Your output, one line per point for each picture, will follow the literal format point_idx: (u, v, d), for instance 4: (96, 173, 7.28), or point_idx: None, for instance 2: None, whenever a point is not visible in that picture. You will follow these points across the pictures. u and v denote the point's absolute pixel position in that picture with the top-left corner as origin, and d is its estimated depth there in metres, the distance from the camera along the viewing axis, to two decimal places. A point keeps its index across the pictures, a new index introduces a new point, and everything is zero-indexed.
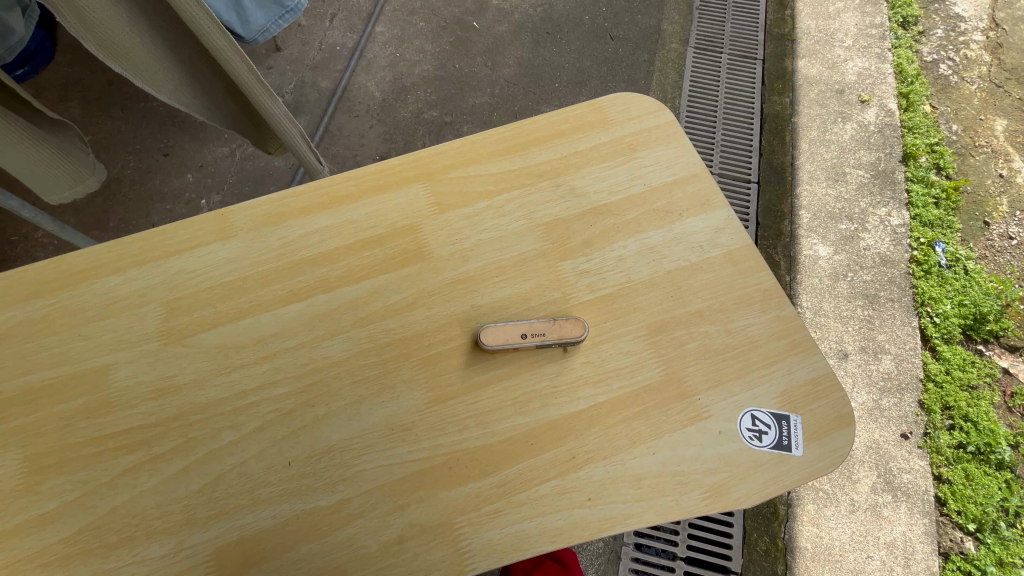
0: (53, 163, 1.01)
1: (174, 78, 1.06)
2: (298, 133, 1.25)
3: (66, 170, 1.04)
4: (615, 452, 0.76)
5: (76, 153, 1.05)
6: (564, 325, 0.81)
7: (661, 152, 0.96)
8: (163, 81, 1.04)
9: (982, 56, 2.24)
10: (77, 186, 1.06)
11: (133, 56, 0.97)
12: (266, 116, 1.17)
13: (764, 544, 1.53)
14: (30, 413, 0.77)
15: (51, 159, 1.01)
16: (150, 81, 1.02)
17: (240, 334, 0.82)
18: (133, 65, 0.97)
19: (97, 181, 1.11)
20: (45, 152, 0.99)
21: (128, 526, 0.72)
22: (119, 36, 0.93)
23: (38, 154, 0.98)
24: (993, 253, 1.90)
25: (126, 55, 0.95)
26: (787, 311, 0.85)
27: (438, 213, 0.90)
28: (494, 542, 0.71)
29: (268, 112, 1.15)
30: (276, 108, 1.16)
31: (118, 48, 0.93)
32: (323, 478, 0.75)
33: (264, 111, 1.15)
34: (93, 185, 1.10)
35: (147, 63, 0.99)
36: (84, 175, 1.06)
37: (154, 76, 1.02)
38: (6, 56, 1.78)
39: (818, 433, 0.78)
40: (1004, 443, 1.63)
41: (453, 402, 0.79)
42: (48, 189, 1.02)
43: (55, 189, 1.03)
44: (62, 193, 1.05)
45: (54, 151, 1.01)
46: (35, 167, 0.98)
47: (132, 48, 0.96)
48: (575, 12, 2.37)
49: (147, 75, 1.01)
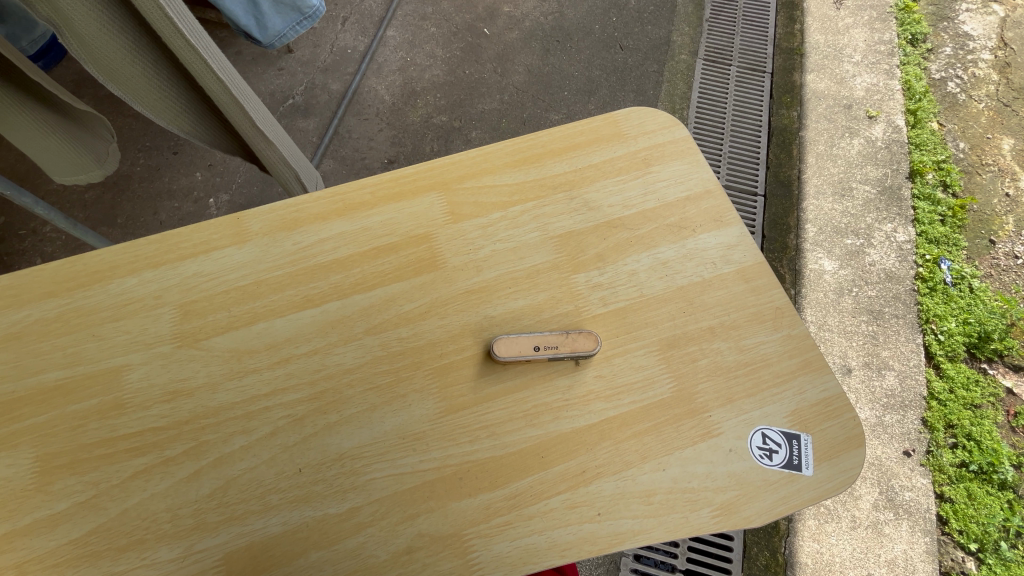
0: (62, 148, 1.01)
1: (177, 105, 1.06)
2: (293, 177, 1.28)
3: (74, 158, 1.03)
4: (625, 467, 0.76)
5: (92, 145, 1.05)
6: (576, 338, 0.81)
7: (674, 168, 0.97)
8: (162, 107, 1.04)
9: (990, 75, 2.25)
10: (81, 174, 1.06)
11: (131, 83, 0.96)
12: (262, 158, 1.19)
13: (764, 558, 1.52)
14: (44, 412, 0.77)
15: (59, 144, 1.00)
16: (150, 107, 1.02)
17: (254, 339, 0.82)
18: (131, 89, 0.97)
19: (104, 174, 1.10)
20: (56, 137, 0.99)
21: (138, 529, 0.72)
22: (119, 63, 0.93)
23: (45, 136, 0.98)
24: (999, 271, 1.90)
25: (124, 80, 0.95)
26: (799, 329, 0.85)
27: (453, 222, 0.91)
28: (503, 555, 0.71)
29: (263, 155, 1.18)
30: (271, 152, 1.18)
31: (119, 72, 0.94)
32: (333, 486, 0.75)
33: (259, 154, 1.17)
34: (98, 175, 1.09)
35: (145, 92, 0.99)
36: (90, 165, 1.05)
37: (153, 102, 1.02)
38: (30, 48, 1.90)
39: (829, 453, 0.78)
40: (1007, 463, 1.63)
41: (465, 412, 0.79)
42: (50, 169, 1.02)
43: (56, 171, 1.03)
44: (66, 176, 1.05)
45: (66, 137, 1.01)
46: (38, 147, 0.98)
47: (132, 75, 0.96)
48: (586, 21, 2.38)
49: (145, 100, 1.00)
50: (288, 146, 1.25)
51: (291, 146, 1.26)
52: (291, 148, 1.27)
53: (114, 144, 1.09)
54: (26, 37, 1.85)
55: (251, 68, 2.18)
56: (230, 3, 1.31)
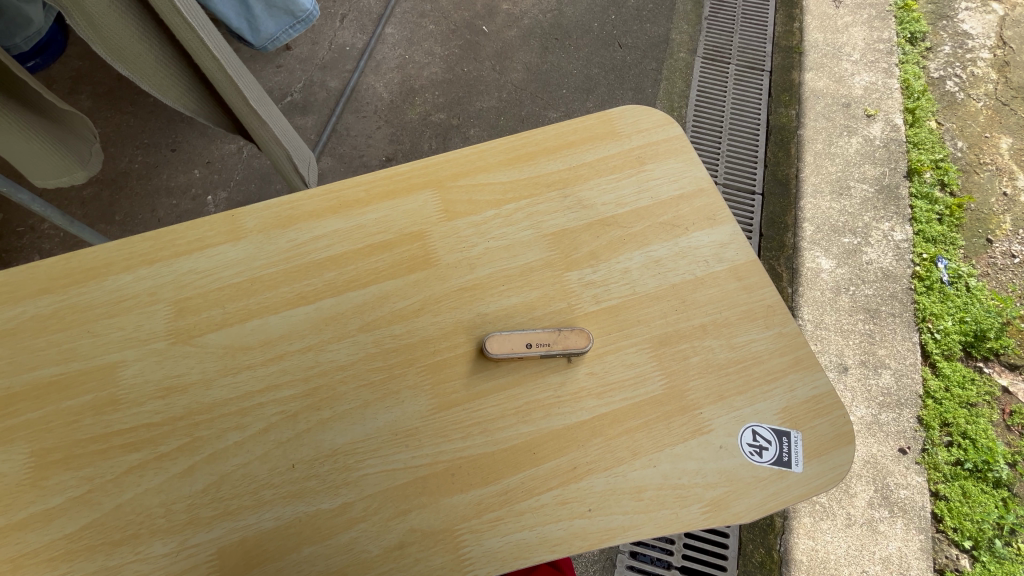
0: (47, 151, 1.01)
1: (182, 83, 1.05)
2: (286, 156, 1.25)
3: (58, 161, 1.04)
4: (616, 463, 0.76)
5: (75, 147, 1.06)
6: (568, 335, 0.82)
7: (668, 166, 0.97)
8: (168, 86, 1.03)
9: (989, 74, 2.25)
10: (65, 177, 1.07)
11: (138, 61, 0.96)
12: (255, 136, 1.17)
13: (760, 555, 1.53)
14: (39, 407, 0.78)
15: (44, 148, 1.00)
16: (157, 86, 1.01)
17: (248, 336, 0.83)
18: (140, 69, 0.97)
19: (88, 176, 1.11)
20: (41, 141, 1.00)
21: (132, 524, 0.73)
22: (127, 41, 0.92)
23: (29, 140, 0.98)
24: (995, 270, 1.90)
25: (133, 59, 0.95)
26: (790, 328, 0.86)
27: (447, 220, 0.91)
28: (494, 550, 0.72)
29: (255, 133, 1.16)
30: (265, 131, 1.16)
31: (128, 52, 0.94)
32: (326, 482, 0.75)
33: (253, 132, 1.15)
34: (82, 178, 1.10)
35: (151, 71, 0.99)
36: (74, 168, 1.06)
37: (161, 81, 1.01)
38: (24, 45, 1.91)
39: (819, 450, 0.79)
40: (1002, 461, 1.64)
41: (458, 409, 0.79)
42: (32, 172, 1.02)
43: (40, 174, 1.03)
44: (48, 180, 1.06)
45: (50, 140, 1.01)
46: (23, 152, 0.98)
47: (140, 54, 0.95)
48: (585, 18, 2.38)
49: (153, 79, 1.00)
50: (277, 123, 1.22)
51: (283, 128, 1.25)
52: (281, 126, 1.25)
53: (96, 145, 1.11)
54: (21, 34, 1.86)
55: (250, 65, 2.18)
56: (222, 6, 1.32)
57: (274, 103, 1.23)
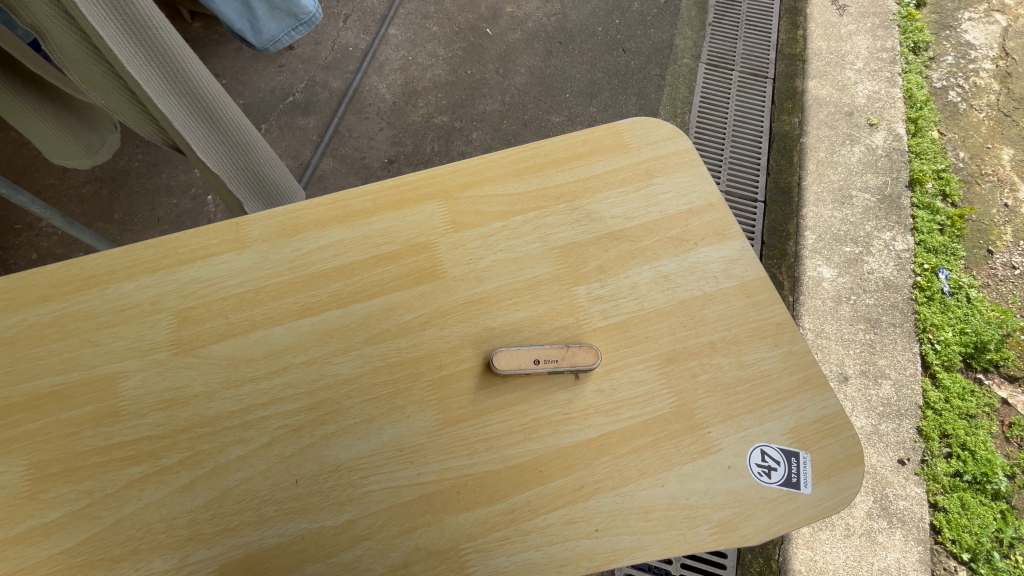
0: (52, 136, 1.06)
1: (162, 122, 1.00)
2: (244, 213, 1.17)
3: (65, 147, 1.09)
4: (624, 483, 0.75)
5: (87, 136, 1.11)
6: (576, 352, 0.81)
7: (678, 180, 0.96)
8: (145, 122, 0.99)
9: (991, 85, 2.25)
10: (73, 160, 1.13)
11: (109, 94, 0.93)
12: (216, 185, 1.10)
13: (758, 565, 1.53)
14: (39, 418, 0.77)
15: (50, 132, 1.06)
16: (133, 119, 0.98)
17: (251, 348, 0.82)
18: (113, 103, 0.95)
19: (97, 163, 1.16)
20: (48, 125, 1.05)
21: (132, 540, 0.71)
22: (98, 76, 0.90)
23: (36, 123, 1.04)
24: (996, 281, 1.90)
25: (107, 93, 0.93)
26: (800, 346, 0.85)
27: (453, 231, 0.90)
28: (500, 569, 0.71)
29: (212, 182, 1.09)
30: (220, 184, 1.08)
31: (99, 83, 0.92)
32: (329, 498, 0.74)
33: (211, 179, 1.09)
34: (89, 163, 1.15)
35: (125, 106, 0.95)
36: (79, 155, 1.11)
37: (135, 115, 0.97)
38: None
39: (828, 472, 0.78)
40: (1001, 473, 1.63)
41: (463, 425, 0.78)
42: (45, 150, 1.10)
43: (50, 153, 1.11)
44: (61, 160, 1.13)
45: (59, 126, 1.06)
46: (31, 131, 1.05)
47: (112, 89, 0.92)
48: (588, 23, 2.37)
49: (129, 114, 0.97)
50: (253, 175, 1.11)
51: (267, 184, 1.15)
52: (261, 178, 1.13)
53: (111, 137, 1.15)
54: None
55: (252, 64, 2.17)
56: (223, 7, 1.31)
57: (270, 158, 1.14)
